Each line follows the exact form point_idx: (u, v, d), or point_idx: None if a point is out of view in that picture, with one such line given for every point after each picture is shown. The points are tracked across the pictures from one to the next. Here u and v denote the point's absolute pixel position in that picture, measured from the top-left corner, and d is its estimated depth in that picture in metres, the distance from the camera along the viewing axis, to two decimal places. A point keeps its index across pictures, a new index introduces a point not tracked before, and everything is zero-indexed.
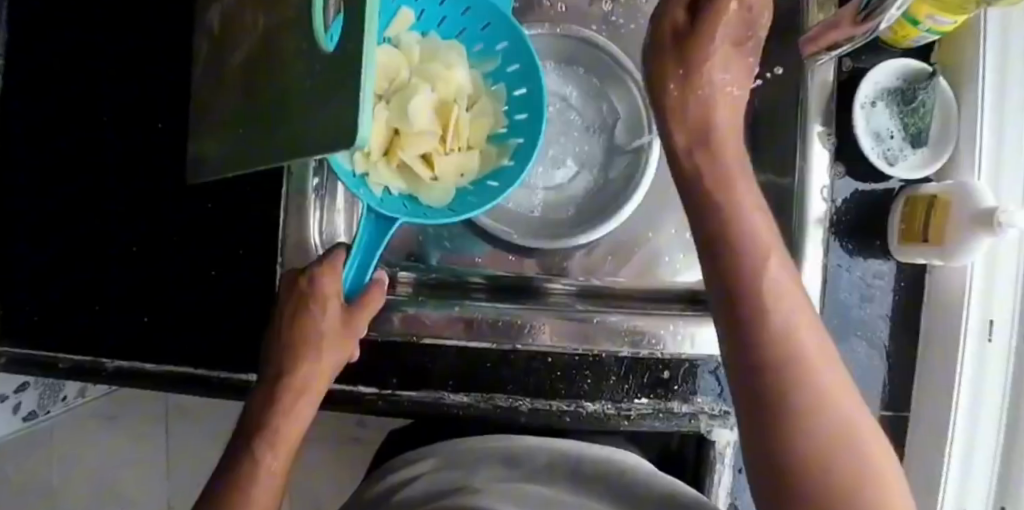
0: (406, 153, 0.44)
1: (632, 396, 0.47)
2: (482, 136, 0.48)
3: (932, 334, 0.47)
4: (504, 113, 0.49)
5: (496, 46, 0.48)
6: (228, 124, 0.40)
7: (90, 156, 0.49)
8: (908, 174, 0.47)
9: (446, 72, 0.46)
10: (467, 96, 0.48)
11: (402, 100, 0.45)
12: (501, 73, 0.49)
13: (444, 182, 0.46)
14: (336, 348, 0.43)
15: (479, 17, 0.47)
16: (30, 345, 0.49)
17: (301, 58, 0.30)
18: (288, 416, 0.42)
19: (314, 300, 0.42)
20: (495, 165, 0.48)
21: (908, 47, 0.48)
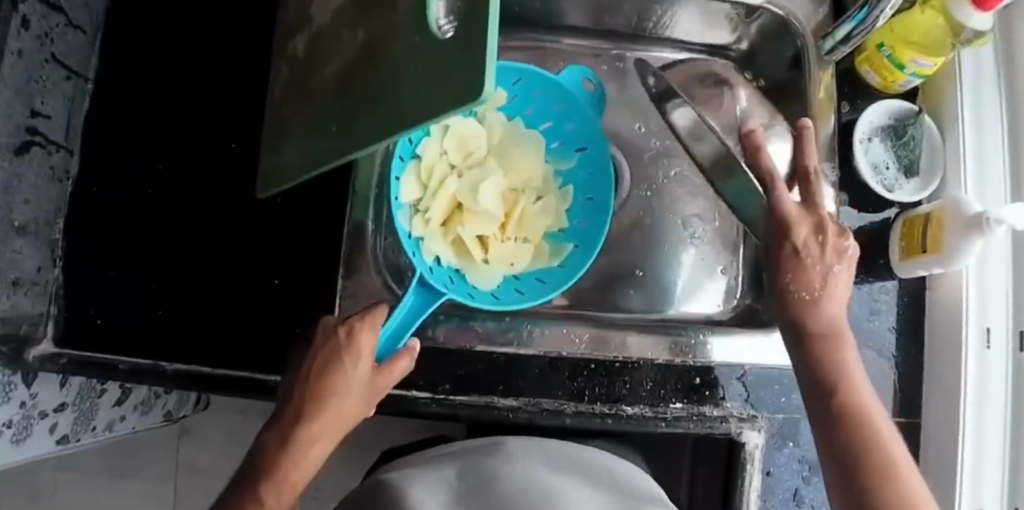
0: (464, 230, 0.49)
1: (667, 401, 0.51)
2: (540, 233, 0.52)
3: (934, 343, 0.52)
4: (567, 216, 0.52)
5: (575, 148, 0.54)
6: (311, 129, 0.45)
7: (165, 171, 0.53)
8: (908, 198, 0.53)
9: (519, 163, 0.51)
10: (537, 190, 0.52)
11: (474, 180, 0.49)
12: (572, 175, 0.54)
13: (495, 266, 0.50)
14: (360, 400, 0.42)
15: (566, 118, 0.53)
16: (97, 348, 0.51)
17: (415, 49, 0.35)
18: (295, 465, 0.41)
19: (348, 356, 0.41)
20: (546, 264, 0.51)
21: (897, 92, 0.55)
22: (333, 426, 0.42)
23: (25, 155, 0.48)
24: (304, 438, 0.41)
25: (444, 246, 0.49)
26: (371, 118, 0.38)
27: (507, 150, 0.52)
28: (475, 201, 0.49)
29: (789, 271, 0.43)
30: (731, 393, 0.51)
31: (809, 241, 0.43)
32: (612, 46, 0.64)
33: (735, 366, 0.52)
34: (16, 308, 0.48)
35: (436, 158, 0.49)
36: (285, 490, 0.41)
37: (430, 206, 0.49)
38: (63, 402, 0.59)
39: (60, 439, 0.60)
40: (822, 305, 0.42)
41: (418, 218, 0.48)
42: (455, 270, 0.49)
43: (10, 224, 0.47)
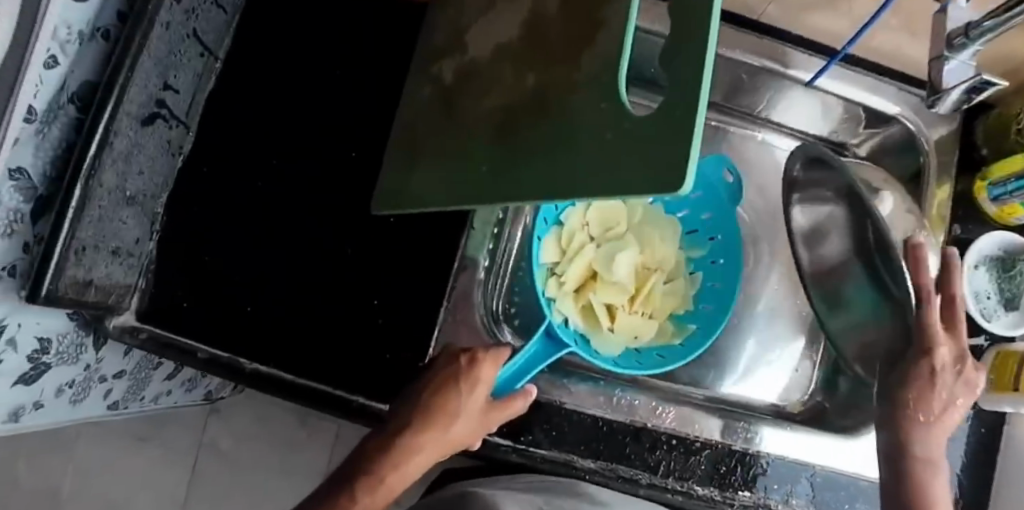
0: (595, 296, 0.55)
1: (736, 488, 0.50)
2: (665, 313, 0.57)
3: (1006, 479, 0.52)
4: (692, 300, 0.58)
5: (709, 238, 0.58)
6: (454, 162, 0.44)
7: (274, 164, 0.52)
8: (1004, 331, 0.53)
9: (653, 244, 0.58)
10: (667, 273, 0.58)
11: (610, 252, 0.56)
12: (702, 263, 0.59)
13: (619, 335, 0.55)
14: (468, 425, 0.44)
15: (703, 208, 0.58)
16: (180, 329, 0.50)
17: (600, 117, 0.35)
18: (395, 469, 0.42)
19: (465, 383, 0.43)
20: (667, 342, 0.56)
21: (1011, 225, 0.55)
22: (441, 441, 0.43)
23: (148, 126, 0.47)
24: (412, 444, 0.43)
25: (574, 309, 0.55)
26: (537, 171, 0.37)
27: (643, 229, 0.58)
28: (608, 273, 0.55)
29: (912, 389, 0.43)
30: (798, 491, 0.51)
31: (946, 367, 0.43)
32: (714, 117, 0.64)
33: (806, 465, 0.52)
34: (110, 278, 0.48)
35: (578, 228, 0.55)
36: (380, 492, 0.42)
37: (567, 270, 0.55)
38: (122, 370, 0.58)
39: (109, 404, 0.60)
40: (934, 431, 0.43)
41: (555, 281, 0.54)
42: (581, 333, 0.54)
43: (122, 194, 0.47)
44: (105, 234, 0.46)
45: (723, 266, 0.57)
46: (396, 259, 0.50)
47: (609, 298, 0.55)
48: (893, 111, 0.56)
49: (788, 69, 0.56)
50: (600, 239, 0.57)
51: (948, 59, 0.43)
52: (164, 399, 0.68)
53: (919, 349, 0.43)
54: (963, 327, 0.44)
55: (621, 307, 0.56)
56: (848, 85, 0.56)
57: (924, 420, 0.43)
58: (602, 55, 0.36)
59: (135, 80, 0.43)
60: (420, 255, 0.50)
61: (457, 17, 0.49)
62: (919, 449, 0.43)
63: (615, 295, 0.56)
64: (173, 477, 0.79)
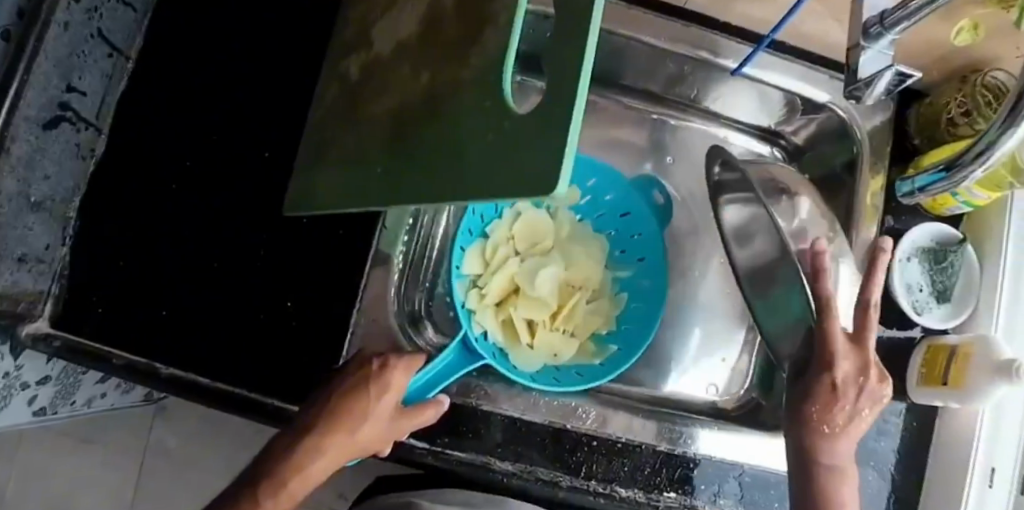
0: (515, 310, 0.57)
1: (661, 489, 0.49)
2: (588, 331, 0.59)
3: (936, 472, 0.51)
4: (615, 320, 0.60)
5: (636, 258, 0.62)
6: (355, 164, 0.42)
7: (187, 167, 0.51)
8: (934, 323, 0.52)
9: (580, 259, 0.61)
10: (592, 291, 0.60)
11: (533, 266, 0.58)
12: (627, 282, 0.61)
13: (537, 351, 0.57)
14: (373, 431, 0.43)
15: (633, 228, 0.62)
16: (91, 335, 0.49)
17: (484, 115, 0.33)
18: (297, 473, 0.43)
19: (375, 386, 0.43)
20: (586, 361, 0.57)
21: (943, 217, 0.54)
22: (344, 445, 0.43)
23: (52, 129, 0.46)
24: (313, 448, 0.43)
25: (493, 322, 0.56)
26: (422, 171, 0.36)
27: (568, 247, 0.61)
28: (529, 288, 0.57)
29: (816, 402, 0.43)
30: (726, 490, 0.50)
31: (848, 381, 0.42)
32: (654, 110, 0.64)
33: (734, 465, 0.50)
34: (17, 285, 0.47)
35: (502, 241, 0.59)
36: (283, 496, 0.43)
37: (488, 283, 0.57)
38: (46, 376, 0.58)
39: (37, 410, 0.62)
40: (838, 440, 0.43)
41: (476, 295, 0.56)
42: (500, 346, 0.55)
43: (25, 200, 0.45)
44: (8, 241, 0.45)
45: (648, 285, 0.60)
46: (312, 263, 0.50)
47: (529, 314, 0.57)
48: (825, 100, 0.55)
49: (717, 58, 0.54)
50: (523, 254, 0.59)
51: (864, 49, 0.41)
52: (99, 402, 0.71)
53: (819, 364, 0.43)
54: (871, 341, 0.43)
55: (542, 324, 0.58)
56: (771, 72, 0.55)
57: (823, 425, 0.43)
58: (485, 51, 0.34)
59: (33, 83, 0.42)
60: (335, 258, 0.50)
61: (364, 14, 0.48)
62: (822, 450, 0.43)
63: (535, 310, 0.57)
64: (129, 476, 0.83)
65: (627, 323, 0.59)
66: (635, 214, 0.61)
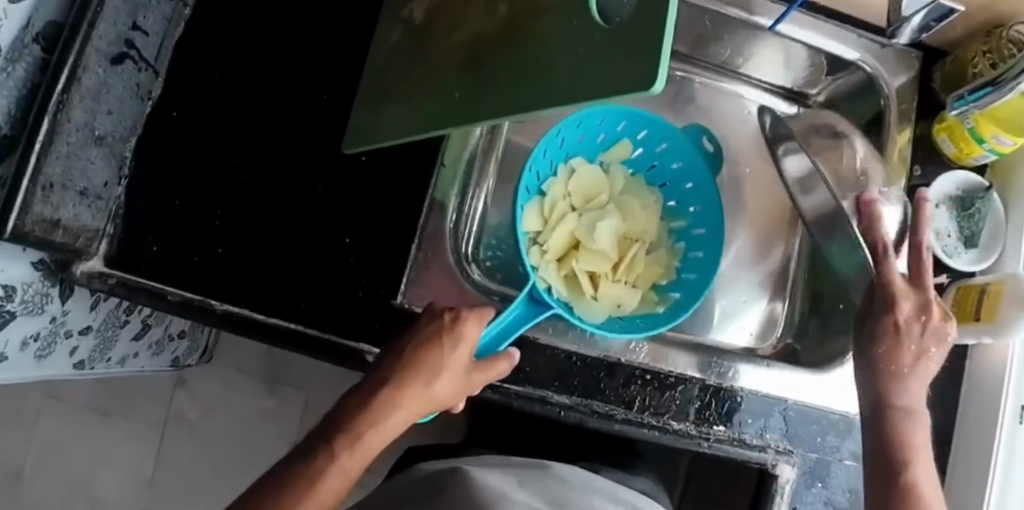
0: (578, 265, 0.57)
1: (711, 423, 0.51)
2: (648, 281, 0.61)
3: (969, 410, 0.54)
4: (675, 269, 0.62)
5: (690, 209, 0.63)
6: (423, 96, 0.44)
7: (248, 111, 0.52)
8: (964, 266, 0.54)
9: (636, 212, 0.62)
10: (650, 242, 0.62)
11: (592, 220, 0.59)
12: (685, 233, 0.63)
13: (602, 303, 0.57)
14: (449, 382, 0.45)
15: (685, 178, 0.63)
16: (146, 273, 0.49)
17: (566, 35, 0.34)
18: (375, 426, 0.43)
19: (449, 338, 0.45)
20: (652, 308, 0.59)
21: (969, 166, 0.57)
22: (421, 398, 0.44)
23: (117, 66, 0.47)
24: (389, 401, 0.43)
25: (557, 277, 0.57)
26: (501, 94, 0.37)
27: (625, 200, 0.62)
28: (590, 241, 0.58)
29: (883, 345, 0.46)
30: (771, 425, 0.52)
31: (913, 318, 0.46)
32: (683, 67, 0.66)
33: (778, 400, 0.53)
34: (78, 220, 0.46)
35: (559, 198, 0.59)
36: (359, 450, 0.42)
37: (550, 239, 0.57)
38: (88, 325, 0.60)
39: (76, 362, 0.63)
40: (907, 379, 0.45)
41: (538, 251, 0.56)
42: (566, 300, 0.56)
43: (90, 132, 0.46)
44: (73, 172, 0.45)
45: (708, 235, 0.61)
46: (372, 200, 0.51)
47: (591, 267, 0.58)
48: (854, 58, 0.58)
49: (751, 15, 0.58)
50: (580, 209, 0.60)
51: None
52: (129, 360, 0.73)
53: (882, 306, 0.47)
54: (929, 283, 0.47)
55: (604, 275, 0.59)
56: (800, 28, 0.57)
57: (891, 360, 0.45)
58: None
59: (105, 15, 0.43)
60: (393, 199, 0.51)
61: None
62: (887, 375, 0.45)
63: (598, 263, 0.58)
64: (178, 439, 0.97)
65: (687, 271, 0.61)
66: (687, 164, 0.62)
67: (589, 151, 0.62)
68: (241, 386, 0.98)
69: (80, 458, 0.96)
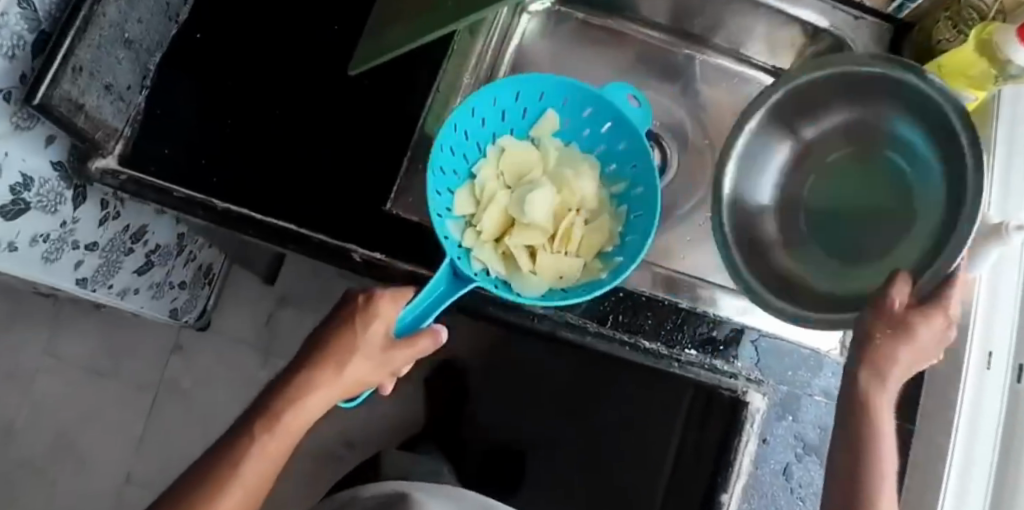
0: (513, 241, 0.49)
1: (683, 346, 0.53)
2: (593, 251, 0.51)
3: (939, 356, 0.54)
4: (619, 234, 0.52)
5: (630, 170, 0.53)
6: (422, 12, 0.47)
7: (266, 34, 0.57)
8: None
9: (573, 182, 0.52)
10: (591, 211, 0.53)
11: (522, 195, 0.50)
12: (627, 194, 0.53)
13: (542, 277, 0.49)
14: (367, 361, 0.48)
15: (618, 137, 0.53)
16: (155, 171, 0.53)
17: None
18: (296, 405, 0.48)
19: (361, 320, 0.47)
20: (595, 277, 0.50)
21: None
22: (339, 377, 0.49)
23: None
24: (307, 380, 0.49)
25: (494, 257, 0.49)
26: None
27: (560, 171, 0.53)
28: (521, 216, 0.49)
29: (877, 338, 0.38)
30: (743, 354, 0.54)
31: (918, 317, 0.37)
32: (683, 46, 0.70)
33: (748, 329, 0.55)
34: (100, 112, 0.51)
35: (489, 179, 0.51)
36: (279, 432, 0.48)
37: (483, 220, 0.50)
38: (95, 241, 0.62)
39: (79, 279, 0.65)
40: (887, 383, 0.39)
41: (470, 231, 0.49)
42: (502, 280, 0.49)
43: (121, 34, 0.52)
44: (101, 64, 0.51)
45: (648, 193, 0.51)
46: (371, 116, 0.55)
47: (528, 242, 0.50)
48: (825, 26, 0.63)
49: None
50: (514, 188, 0.51)
51: None
52: (131, 296, 0.74)
53: (890, 299, 0.37)
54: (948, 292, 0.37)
55: (543, 249, 0.50)
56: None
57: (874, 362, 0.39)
58: None
59: None
60: (390, 118, 0.55)
61: None
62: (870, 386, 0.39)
63: (534, 238, 0.50)
64: (171, 402, 0.95)
65: (632, 236, 0.51)
66: (619, 125, 0.52)
67: (519, 129, 0.54)
68: (234, 356, 0.96)
69: (73, 415, 0.94)
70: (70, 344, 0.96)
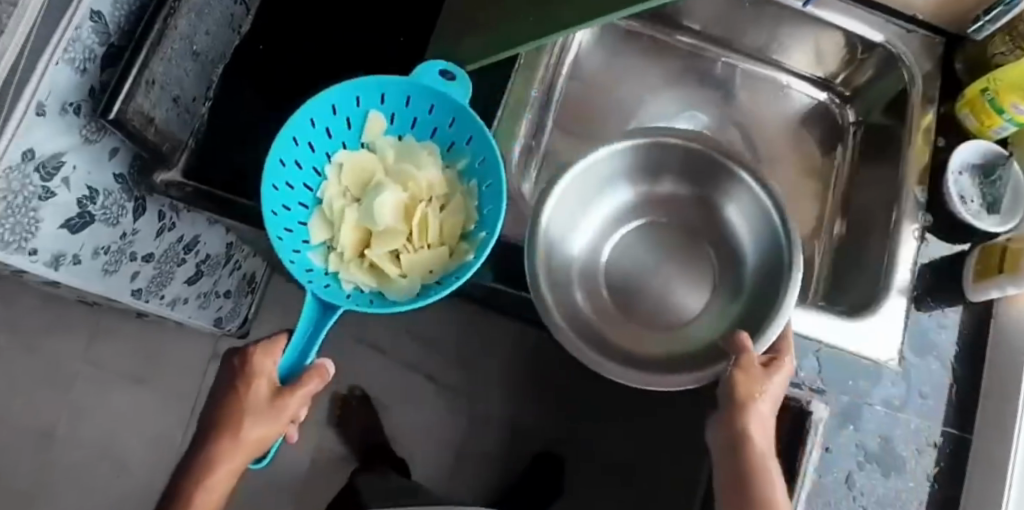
0: (374, 251, 0.45)
1: None
2: (454, 236, 0.47)
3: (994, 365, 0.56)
4: (476, 210, 0.47)
5: (465, 141, 0.48)
6: (495, 25, 0.47)
7: (330, 45, 0.57)
8: (992, 227, 0.56)
9: (411, 173, 0.47)
10: (439, 200, 0.48)
11: (369, 200, 0.46)
12: (473, 169, 0.48)
13: (411, 278, 0.45)
14: (263, 420, 0.44)
15: (462, 132, 0.47)
16: (222, 183, 0.52)
17: None
18: (208, 483, 0.44)
19: (243, 376, 0.44)
20: (461, 261, 0.45)
21: (992, 139, 0.60)
22: (239, 444, 0.44)
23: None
24: (211, 455, 0.44)
25: (365, 273, 0.45)
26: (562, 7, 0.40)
27: (402, 167, 0.48)
28: (376, 223, 0.46)
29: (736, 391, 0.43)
30: (805, 365, 0.55)
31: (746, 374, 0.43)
32: (721, 54, 0.71)
33: (811, 341, 0.55)
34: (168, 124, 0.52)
35: (331, 195, 0.47)
36: (199, 504, 0.44)
37: (340, 238, 0.46)
38: (152, 252, 0.62)
39: (135, 291, 0.65)
40: (753, 430, 0.43)
41: (331, 254, 0.46)
42: (373, 294, 0.45)
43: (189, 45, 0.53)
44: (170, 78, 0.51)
45: (489, 161, 0.46)
46: None
47: (388, 248, 0.45)
48: (879, 40, 0.61)
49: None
50: (361, 198, 0.47)
51: None
52: (179, 307, 0.74)
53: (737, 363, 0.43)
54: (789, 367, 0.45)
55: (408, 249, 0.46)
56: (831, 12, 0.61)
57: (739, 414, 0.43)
58: None
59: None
60: None
61: None
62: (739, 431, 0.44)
63: (393, 242, 0.45)
64: None
65: (489, 206, 0.46)
66: (441, 105, 0.47)
67: (348, 142, 0.49)
68: None
69: (111, 424, 0.94)
70: (106, 353, 0.95)
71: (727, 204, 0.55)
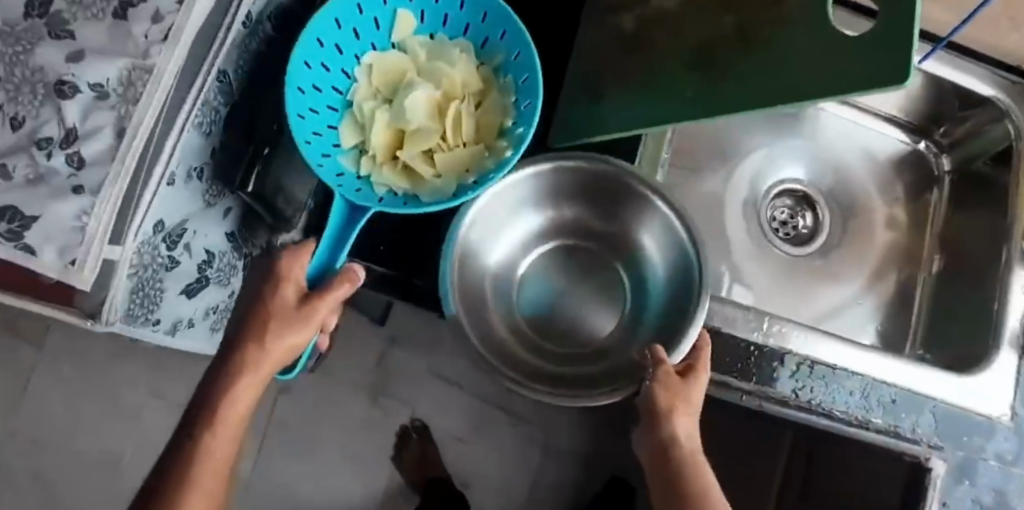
0: (406, 153, 0.50)
1: (869, 414, 0.55)
2: (490, 132, 0.52)
3: None
4: (511, 106, 0.52)
5: (502, 41, 0.52)
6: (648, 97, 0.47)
7: None
8: None
9: (444, 70, 0.51)
10: (473, 97, 0.53)
11: (400, 102, 0.50)
12: (507, 65, 0.53)
13: (446, 178, 0.50)
14: (300, 325, 0.43)
15: (505, 37, 0.52)
16: None
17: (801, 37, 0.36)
18: (232, 402, 0.42)
19: (268, 285, 0.43)
20: (500, 155, 0.50)
21: None
22: (276, 348, 0.43)
23: None
24: (228, 387, 0.42)
25: (395, 175, 0.50)
26: (735, 89, 0.40)
27: (431, 67, 0.52)
28: (405, 122, 0.50)
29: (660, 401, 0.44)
30: (923, 420, 0.55)
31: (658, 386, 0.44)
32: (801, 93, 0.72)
33: (928, 397, 0.56)
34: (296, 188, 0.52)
35: (365, 98, 0.51)
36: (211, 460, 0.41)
37: (371, 138, 0.50)
38: None
39: None
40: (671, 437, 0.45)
41: (364, 158, 0.50)
42: (407, 195, 0.50)
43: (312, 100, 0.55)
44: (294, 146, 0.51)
45: (530, 79, 0.51)
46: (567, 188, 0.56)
47: (420, 148, 0.50)
48: (988, 94, 0.61)
49: None
50: (392, 99, 0.52)
51: None
52: None
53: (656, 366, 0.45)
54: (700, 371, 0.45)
55: (439, 149, 0.51)
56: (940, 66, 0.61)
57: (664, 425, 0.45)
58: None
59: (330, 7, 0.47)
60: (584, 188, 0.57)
61: None
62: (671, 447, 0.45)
63: (424, 140, 0.50)
64: None
65: (523, 106, 0.51)
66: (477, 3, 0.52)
67: (379, 44, 0.53)
68: None
69: None
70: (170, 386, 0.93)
71: (644, 234, 0.56)
